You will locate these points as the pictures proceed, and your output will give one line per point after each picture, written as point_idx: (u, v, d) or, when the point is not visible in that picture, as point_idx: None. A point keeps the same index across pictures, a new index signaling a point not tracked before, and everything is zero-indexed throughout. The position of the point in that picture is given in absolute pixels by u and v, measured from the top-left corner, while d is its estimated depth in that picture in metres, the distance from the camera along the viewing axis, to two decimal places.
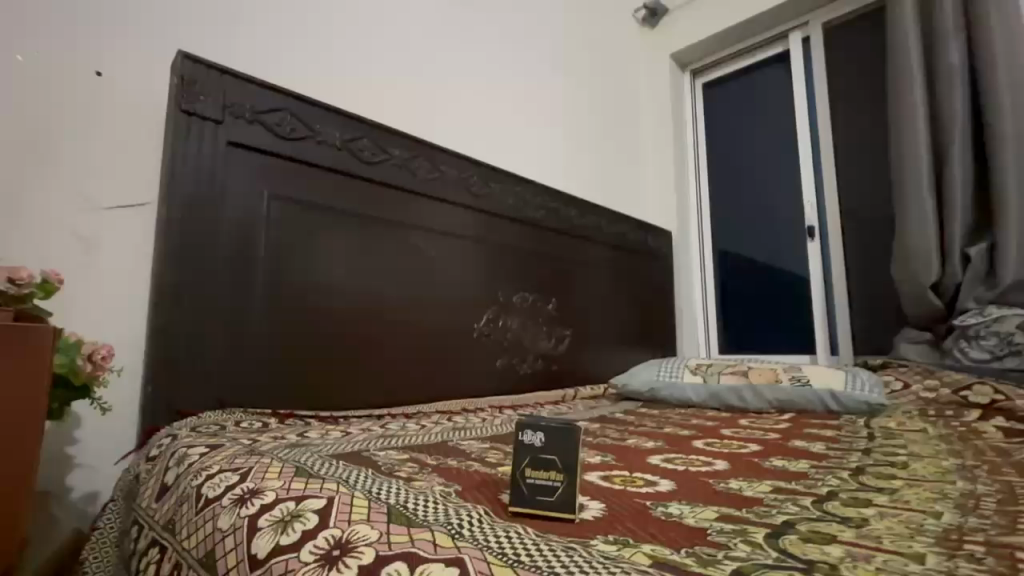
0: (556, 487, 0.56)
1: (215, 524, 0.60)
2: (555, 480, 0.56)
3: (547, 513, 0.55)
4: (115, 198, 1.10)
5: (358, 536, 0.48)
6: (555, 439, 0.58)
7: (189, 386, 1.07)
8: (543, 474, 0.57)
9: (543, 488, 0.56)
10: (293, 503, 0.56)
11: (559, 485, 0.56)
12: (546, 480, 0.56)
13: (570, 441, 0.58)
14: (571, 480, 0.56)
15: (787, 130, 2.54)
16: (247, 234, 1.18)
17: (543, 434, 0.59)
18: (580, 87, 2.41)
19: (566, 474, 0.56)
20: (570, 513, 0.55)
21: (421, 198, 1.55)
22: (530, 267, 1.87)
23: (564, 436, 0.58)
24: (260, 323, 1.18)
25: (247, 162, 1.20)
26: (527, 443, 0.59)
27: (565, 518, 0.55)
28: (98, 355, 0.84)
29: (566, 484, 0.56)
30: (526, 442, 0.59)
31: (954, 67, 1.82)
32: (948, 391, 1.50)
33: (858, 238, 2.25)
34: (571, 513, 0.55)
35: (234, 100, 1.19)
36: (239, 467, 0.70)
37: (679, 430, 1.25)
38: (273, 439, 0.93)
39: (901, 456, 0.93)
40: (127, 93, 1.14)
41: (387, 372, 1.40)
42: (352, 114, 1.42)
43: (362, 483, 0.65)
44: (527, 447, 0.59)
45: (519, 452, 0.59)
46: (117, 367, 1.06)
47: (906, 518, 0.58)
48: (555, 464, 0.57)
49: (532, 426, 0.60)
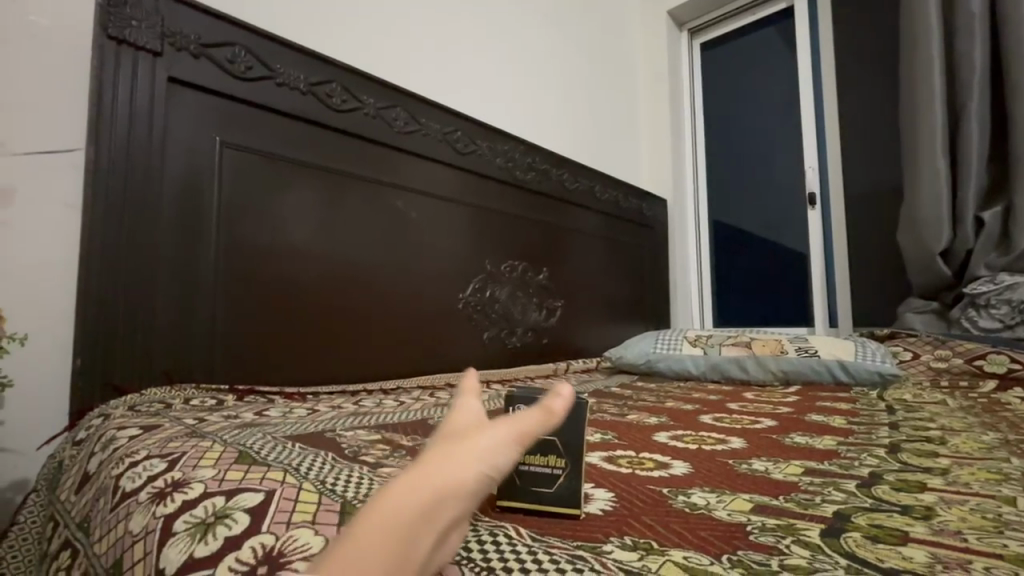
0: (554, 475, 0.45)
1: (127, 526, 0.48)
2: (553, 467, 0.45)
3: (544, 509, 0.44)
4: (33, 143, 0.94)
5: (296, 546, 0.36)
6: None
7: (129, 359, 0.94)
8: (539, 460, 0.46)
9: (539, 478, 0.45)
10: (221, 500, 0.44)
11: (560, 473, 0.45)
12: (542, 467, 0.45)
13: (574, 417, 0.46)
14: (574, 466, 0.45)
15: (788, 91, 2.42)
16: (195, 184, 1.04)
17: None
18: (571, 42, 2.24)
19: (566, 459, 0.45)
20: (575, 508, 0.43)
21: (399, 154, 1.40)
22: (518, 232, 1.74)
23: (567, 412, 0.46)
24: (214, 288, 1.04)
25: (194, 103, 1.04)
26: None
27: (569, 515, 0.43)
28: None
29: (568, 472, 0.45)
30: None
31: (974, 16, 1.70)
32: (960, 360, 1.42)
33: (861, 205, 2.14)
34: (575, 507, 0.43)
35: (176, 28, 1.02)
36: (170, 452, 0.57)
37: (681, 404, 1.15)
38: (224, 418, 0.80)
39: (933, 430, 0.84)
40: (39, 15, 0.97)
41: (360, 345, 1.27)
42: (318, 54, 1.26)
43: (316, 471, 0.52)
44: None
45: None
46: (16, 334, 0.91)
47: (978, 505, 0.48)
48: (554, 446, 0.46)
49: (525, 400, 0.48)
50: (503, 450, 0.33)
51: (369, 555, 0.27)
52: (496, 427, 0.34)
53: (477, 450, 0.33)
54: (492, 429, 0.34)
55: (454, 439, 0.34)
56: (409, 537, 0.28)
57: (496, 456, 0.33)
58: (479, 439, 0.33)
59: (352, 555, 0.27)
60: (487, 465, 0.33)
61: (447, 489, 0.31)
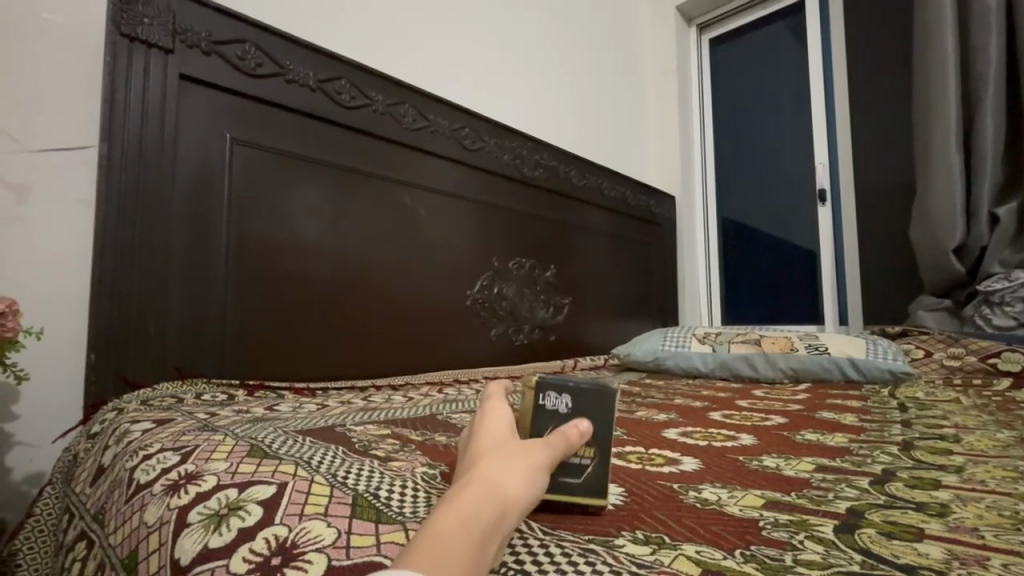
0: (584, 467, 0.43)
1: (142, 517, 0.48)
2: (583, 458, 0.43)
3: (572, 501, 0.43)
4: (48, 140, 0.95)
5: (308, 537, 0.37)
6: (586, 405, 0.43)
7: (142, 354, 0.95)
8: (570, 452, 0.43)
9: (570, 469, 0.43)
10: (234, 492, 0.45)
11: (589, 464, 0.43)
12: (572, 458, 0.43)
13: (607, 407, 0.44)
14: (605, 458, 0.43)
15: (798, 87, 2.39)
16: (206, 182, 1.04)
17: (571, 398, 0.44)
18: (579, 37, 2.23)
19: (598, 449, 0.43)
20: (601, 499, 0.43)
21: (407, 150, 1.40)
22: (526, 229, 1.74)
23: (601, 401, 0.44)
24: (226, 285, 1.05)
25: (205, 101, 1.05)
26: (548, 409, 0.43)
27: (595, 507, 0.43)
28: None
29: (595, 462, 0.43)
30: (546, 407, 0.43)
31: (989, 9, 1.67)
32: (974, 358, 1.40)
33: (873, 202, 2.12)
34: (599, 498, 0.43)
35: (187, 25, 1.03)
36: (183, 445, 0.58)
37: (690, 401, 1.15)
38: (234, 412, 0.81)
39: (947, 428, 0.83)
40: (52, 13, 0.98)
41: (368, 341, 1.28)
42: (327, 51, 1.26)
43: (327, 464, 0.53)
44: (546, 412, 0.43)
45: (536, 418, 0.43)
46: (32, 329, 0.92)
47: (995, 503, 0.47)
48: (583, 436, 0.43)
49: (555, 387, 0.44)
50: (541, 473, 0.38)
51: (459, 551, 0.28)
52: (534, 451, 0.38)
53: (523, 470, 0.36)
54: (532, 452, 0.38)
55: (500, 456, 0.37)
56: (487, 541, 0.30)
57: (538, 478, 0.37)
58: (527, 461, 0.37)
59: (445, 551, 0.28)
60: (533, 486, 0.36)
61: (509, 502, 0.33)
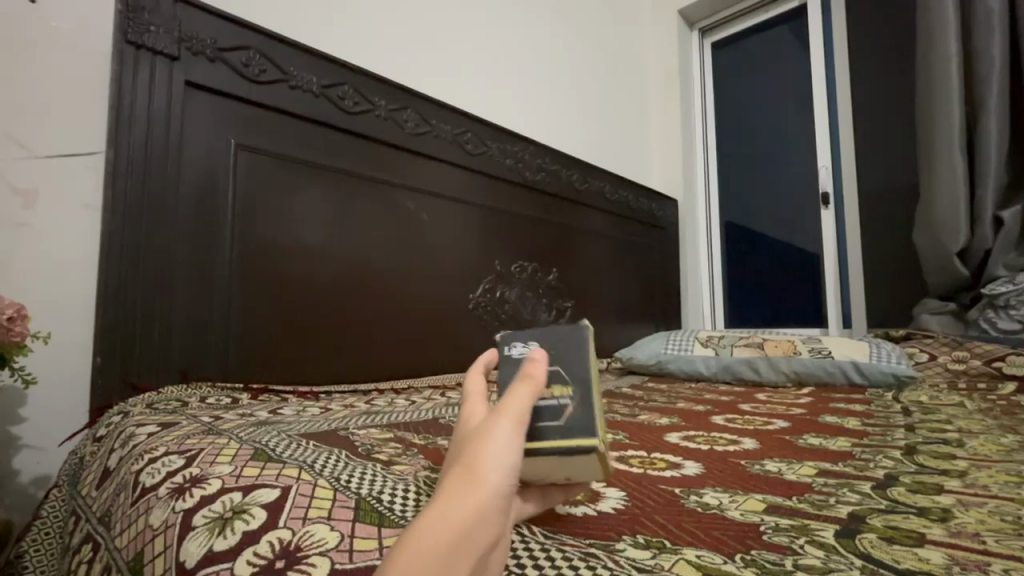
0: (563, 408, 0.36)
1: (148, 520, 0.49)
2: (559, 397, 0.37)
3: (557, 448, 0.35)
4: (56, 146, 0.97)
5: (312, 541, 0.37)
6: (556, 347, 0.40)
7: (147, 358, 0.96)
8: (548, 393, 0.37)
9: (549, 411, 0.36)
10: (239, 495, 0.45)
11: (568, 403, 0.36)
12: (549, 400, 0.36)
13: (578, 344, 0.40)
14: (584, 394, 0.37)
15: (801, 90, 2.39)
16: (211, 187, 1.05)
17: (537, 343, 0.41)
18: (581, 42, 2.24)
19: (575, 387, 0.37)
20: (594, 439, 0.35)
21: (409, 155, 1.41)
22: (528, 232, 1.74)
23: (572, 341, 0.40)
24: (230, 289, 1.06)
25: (211, 107, 1.06)
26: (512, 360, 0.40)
27: (590, 451, 0.35)
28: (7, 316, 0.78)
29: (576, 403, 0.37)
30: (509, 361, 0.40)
31: (992, 12, 1.67)
32: (979, 362, 1.40)
33: (876, 205, 2.12)
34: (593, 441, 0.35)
35: (193, 33, 1.04)
36: (188, 449, 0.58)
37: (693, 405, 1.15)
38: (239, 416, 0.82)
39: (951, 432, 0.83)
40: (60, 21, 0.99)
41: (371, 345, 1.28)
42: (330, 57, 1.27)
43: (331, 468, 0.53)
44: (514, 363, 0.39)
45: (504, 369, 0.39)
46: (40, 333, 0.93)
47: (997, 508, 0.47)
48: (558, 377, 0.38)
49: (520, 337, 0.41)
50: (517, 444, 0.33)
51: None
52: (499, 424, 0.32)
53: (492, 455, 0.32)
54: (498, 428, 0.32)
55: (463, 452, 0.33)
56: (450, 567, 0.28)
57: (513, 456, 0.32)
58: (493, 444, 0.32)
59: None
60: (509, 465, 0.32)
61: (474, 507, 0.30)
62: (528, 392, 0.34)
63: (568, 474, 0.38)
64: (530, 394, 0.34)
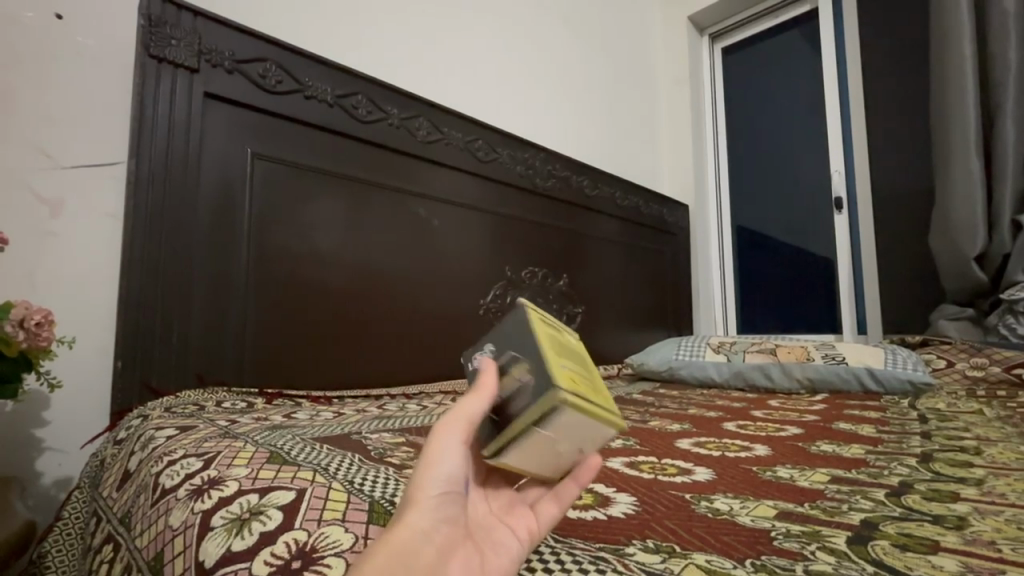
0: (524, 385, 0.36)
1: (168, 520, 0.50)
2: (519, 375, 0.36)
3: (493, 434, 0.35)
4: (82, 157, 1.00)
5: (327, 543, 0.38)
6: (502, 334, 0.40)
7: (165, 364, 0.98)
8: (506, 383, 0.37)
9: (515, 395, 0.36)
10: (255, 497, 0.46)
11: (524, 376, 0.36)
12: (511, 385, 0.36)
13: (517, 322, 0.40)
14: (535, 357, 0.36)
15: (814, 94, 2.38)
16: (228, 195, 1.08)
17: (492, 346, 0.40)
18: (591, 48, 2.24)
19: (529, 359, 0.36)
20: (557, 392, 0.33)
21: (421, 162, 1.43)
22: (539, 238, 1.75)
23: (511, 324, 0.40)
24: (246, 297, 1.08)
25: (228, 117, 1.09)
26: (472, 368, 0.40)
27: (555, 406, 0.33)
28: (32, 322, 0.80)
29: (532, 370, 0.35)
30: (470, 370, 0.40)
31: (1008, 14, 1.65)
32: (998, 369, 1.37)
33: (891, 210, 2.09)
34: (557, 393, 0.33)
35: (211, 46, 1.07)
36: (206, 451, 0.60)
37: (705, 411, 1.14)
38: (255, 420, 0.83)
39: (968, 440, 0.81)
40: (86, 36, 1.02)
41: (382, 350, 1.29)
42: (345, 67, 1.30)
43: (345, 471, 0.54)
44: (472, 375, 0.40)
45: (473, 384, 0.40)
46: (64, 339, 0.96)
47: (1014, 516, 0.47)
48: (515, 357, 0.38)
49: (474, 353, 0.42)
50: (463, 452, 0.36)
51: None
52: (445, 436, 0.35)
53: (439, 465, 0.35)
54: (446, 438, 0.35)
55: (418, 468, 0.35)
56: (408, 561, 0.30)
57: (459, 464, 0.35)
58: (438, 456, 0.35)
59: None
60: (456, 472, 0.35)
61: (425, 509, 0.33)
62: (473, 408, 0.36)
63: (577, 445, 0.37)
64: (475, 411, 0.36)
